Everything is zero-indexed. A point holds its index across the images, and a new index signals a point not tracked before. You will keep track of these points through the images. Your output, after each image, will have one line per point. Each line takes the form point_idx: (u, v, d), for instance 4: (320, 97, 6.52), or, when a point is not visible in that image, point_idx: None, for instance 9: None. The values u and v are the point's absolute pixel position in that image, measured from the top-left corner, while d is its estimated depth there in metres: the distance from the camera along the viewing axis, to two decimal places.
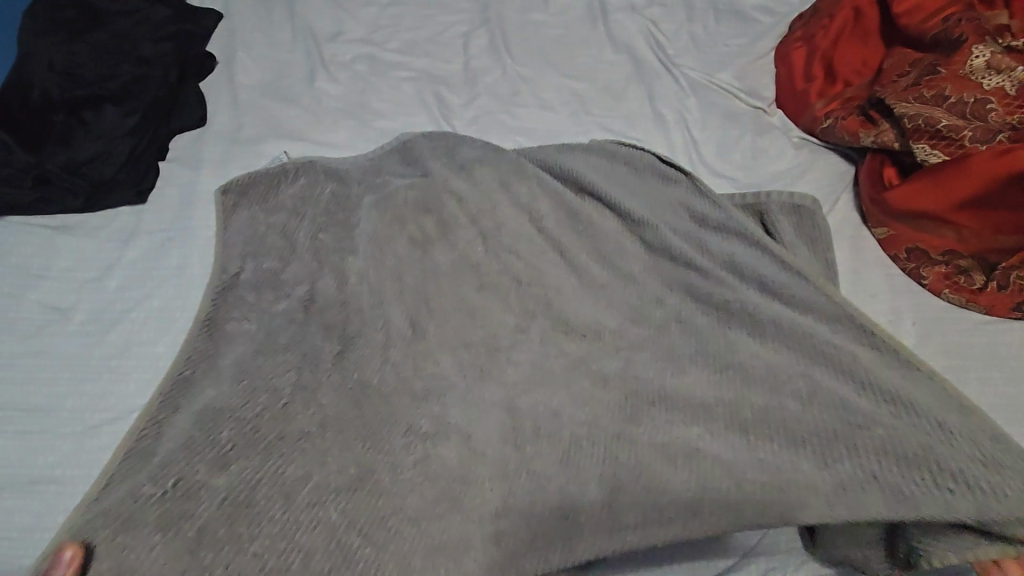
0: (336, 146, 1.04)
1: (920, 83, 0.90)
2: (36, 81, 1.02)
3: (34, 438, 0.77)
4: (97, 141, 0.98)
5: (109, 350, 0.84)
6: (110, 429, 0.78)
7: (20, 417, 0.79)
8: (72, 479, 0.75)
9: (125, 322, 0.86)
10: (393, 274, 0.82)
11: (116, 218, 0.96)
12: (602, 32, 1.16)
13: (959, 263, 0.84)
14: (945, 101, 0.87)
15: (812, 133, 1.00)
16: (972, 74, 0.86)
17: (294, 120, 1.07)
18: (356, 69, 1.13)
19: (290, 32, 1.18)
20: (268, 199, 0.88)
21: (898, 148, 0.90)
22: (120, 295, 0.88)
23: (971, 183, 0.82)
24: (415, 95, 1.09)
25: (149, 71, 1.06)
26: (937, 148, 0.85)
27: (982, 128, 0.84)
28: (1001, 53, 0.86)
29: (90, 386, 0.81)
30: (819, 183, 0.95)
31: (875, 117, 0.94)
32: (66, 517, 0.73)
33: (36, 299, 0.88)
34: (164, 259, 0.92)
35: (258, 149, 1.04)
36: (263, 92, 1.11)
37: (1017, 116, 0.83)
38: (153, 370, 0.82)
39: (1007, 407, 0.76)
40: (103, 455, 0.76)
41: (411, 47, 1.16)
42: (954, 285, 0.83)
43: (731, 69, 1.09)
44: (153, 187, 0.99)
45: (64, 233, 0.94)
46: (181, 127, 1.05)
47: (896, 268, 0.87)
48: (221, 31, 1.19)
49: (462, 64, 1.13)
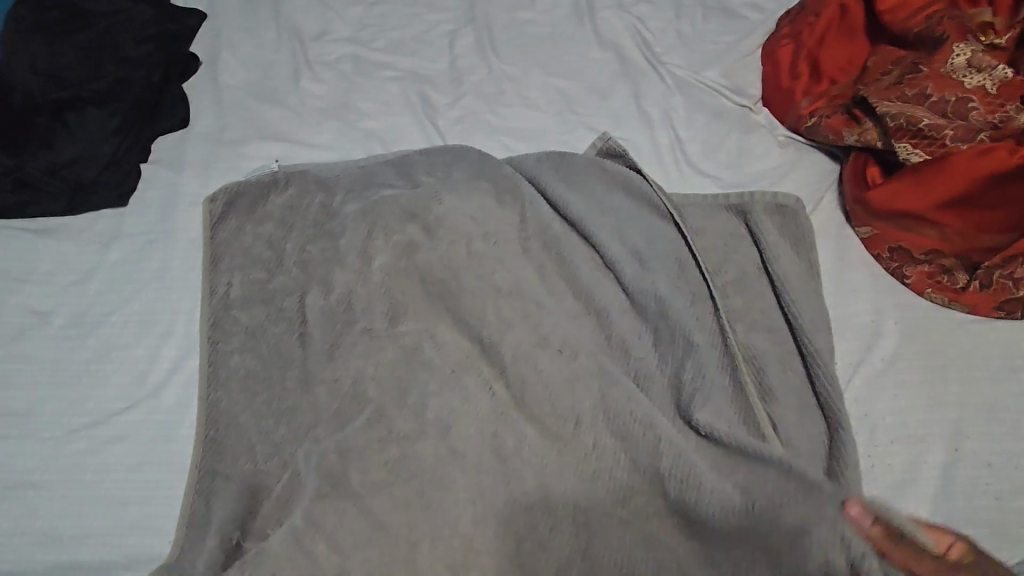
0: (320, 147, 1.03)
1: (902, 81, 0.89)
2: (18, 84, 1.02)
3: (14, 443, 0.77)
4: (79, 143, 0.98)
5: (90, 354, 0.84)
6: (89, 433, 0.78)
7: (0, 422, 0.79)
8: (52, 483, 0.75)
9: (106, 326, 0.86)
10: (375, 283, 0.83)
11: (98, 221, 0.96)
12: (588, 30, 1.15)
13: (942, 262, 0.84)
14: (927, 99, 0.87)
15: (797, 131, 0.99)
16: (954, 73, 0.86)
17: (278, 121, 1.07)
18: (341, 69, 1.12)
19: (275, 32, 1.18)
20: (255, 209, 0.92)
21: (881, 146, 0.89)
22: (101, 298, 0.88)
23: (953, 180, 0.82)
24: (400, 95, 1.09)
25: (131, 71, 1.06)
26: (919, 147, 0.85)
27: (963, 127, 0.83)
28: (982, 51, 0.86)
29: (70, 390, 0.81)
30: (803, 182, 0.95)
31: (859, 115, 0.93)
32: (46, 521, 0.73)
33: (17, 302, 0.88)
34: (146, 262, 0.92)
35: (241, 150, 1.03)
36: (247, 92, 1.11)
37: (999, 115, 0.82)
38: (134, 374, 0.82)
39: (987, 407, 0.75)
40: (82, 460, 0.76)
41: (396, 46, 1.15)
42: (936, 284, 0.83)
43: (717, 66, 1.08)
44: (136, 189, 0.99)
45: (45, 236, 0.94)
46: (165, 129, 1.05)
47: (879, 267, 0.87)
48: (205, 31, 1.18)
49: (447, 63, 1.13)
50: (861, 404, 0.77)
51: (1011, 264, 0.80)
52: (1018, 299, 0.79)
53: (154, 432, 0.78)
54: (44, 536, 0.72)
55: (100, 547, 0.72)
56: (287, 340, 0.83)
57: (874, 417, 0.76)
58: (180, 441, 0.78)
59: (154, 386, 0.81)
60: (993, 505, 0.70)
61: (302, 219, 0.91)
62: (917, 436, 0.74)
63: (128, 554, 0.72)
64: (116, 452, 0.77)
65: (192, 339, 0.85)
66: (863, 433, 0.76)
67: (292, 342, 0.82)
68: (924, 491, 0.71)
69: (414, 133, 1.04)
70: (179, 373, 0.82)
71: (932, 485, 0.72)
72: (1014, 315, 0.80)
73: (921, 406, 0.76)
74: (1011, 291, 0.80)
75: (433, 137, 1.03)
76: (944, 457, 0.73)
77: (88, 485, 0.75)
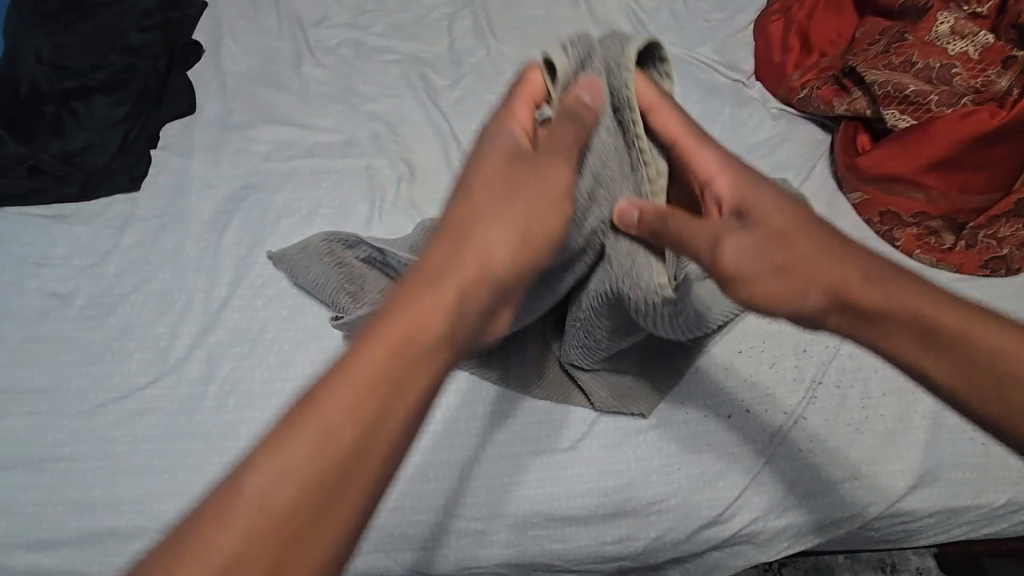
0: (326, 130, 1.06)
1: (889, 50, 0.93)
2: (26, 74, 1.04)
3: (43, 420, 0.80)
4: (89, 131, 1.00)
5: (110, 332, 0.86)
6: (117, 407, 0.81)
7: (27, 400, 0.81)
8: (83, 454, 0.78)
9: (126, 305, 0.89)
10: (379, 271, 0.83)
11: (112, 206, 0.98)
12: (584, 10, 1.17)
13: (930, 224, 0.89)
14: (913, 66, 0.91)
15: (790, 104, 1.03)
16: (937, 40, 0.90)
17: (283, 104, 1.09)
18: (342, 53, 1.14)
19: (275, 17, 1.20)
20: (274, 196, 0.99)
21: (870, 114, 0.94)
22: (119, 281, 0.91)
23: (945, 142, 0.86)
24: (403, 78, 1.11)
25: (137, 59, 1.08)
26: (907, 113, 0.90)
27: (947, 92, 0.88)
28: (966, 18, 0.90)
29: (93, 368, 0.84)
30: (795, 152, 0.99)
31: (848, 86, 0.98)
32: (77, 491, 0.76)
33: (36, 286, 0.90)
34: (161, 245, 0.94)
35: (249, 132, 1.05)
36: (251, 77, 1.12)
37: (981, 79, 0.87)
38: (155, 351, 0.85)
39: None
40: (110, 433, 0.79)
41: (395, 30, 1.17)
42: (925, 246, 0.87)
43: (710, 42, 1.11)
44: (146, 174, 1.01)
45: (59, 221, 0.96)
46: (171, 115, 1.07)
47: (871, 232, 0.90)
48: (207, 18, 1.20)
49: (447, 46, 1.15)
50: (853, 365, 0.80)
51: (994, 224, 0.86)
52: (1002, 257, 0.84)
53: (177, 405, 0.81)
54: (80, 504, 0.75)
55: (132, 512, 0.74)
56: (310, 318, 0.86)
57: (867, 370, 0.79)
58: (202, 412, 0.80)
59: (175, 360, 0.84)
60: (979, 449, 0.75)
61: (323, 210, 0.97)
62: (907, 391, 0.78)
63: (160, 518, 0.74)
64: (141, 424, 0.80)
65: (210, 316, 0.87)
66: (857, 390, 0.79)
67: (315, 322, 0.86)
68: (910, 437, 0.75)
69: (417, 114, 1.07)
70: (199, 347, 0.85)
71: (922, 433, 0.76)
72: (998, 273, 0.84)
73: None
74: (995, 249, 0.85)
75: (436, 116, 1.06)
76: (931, 413, 0.77)
77: (118, 456, 0.78)
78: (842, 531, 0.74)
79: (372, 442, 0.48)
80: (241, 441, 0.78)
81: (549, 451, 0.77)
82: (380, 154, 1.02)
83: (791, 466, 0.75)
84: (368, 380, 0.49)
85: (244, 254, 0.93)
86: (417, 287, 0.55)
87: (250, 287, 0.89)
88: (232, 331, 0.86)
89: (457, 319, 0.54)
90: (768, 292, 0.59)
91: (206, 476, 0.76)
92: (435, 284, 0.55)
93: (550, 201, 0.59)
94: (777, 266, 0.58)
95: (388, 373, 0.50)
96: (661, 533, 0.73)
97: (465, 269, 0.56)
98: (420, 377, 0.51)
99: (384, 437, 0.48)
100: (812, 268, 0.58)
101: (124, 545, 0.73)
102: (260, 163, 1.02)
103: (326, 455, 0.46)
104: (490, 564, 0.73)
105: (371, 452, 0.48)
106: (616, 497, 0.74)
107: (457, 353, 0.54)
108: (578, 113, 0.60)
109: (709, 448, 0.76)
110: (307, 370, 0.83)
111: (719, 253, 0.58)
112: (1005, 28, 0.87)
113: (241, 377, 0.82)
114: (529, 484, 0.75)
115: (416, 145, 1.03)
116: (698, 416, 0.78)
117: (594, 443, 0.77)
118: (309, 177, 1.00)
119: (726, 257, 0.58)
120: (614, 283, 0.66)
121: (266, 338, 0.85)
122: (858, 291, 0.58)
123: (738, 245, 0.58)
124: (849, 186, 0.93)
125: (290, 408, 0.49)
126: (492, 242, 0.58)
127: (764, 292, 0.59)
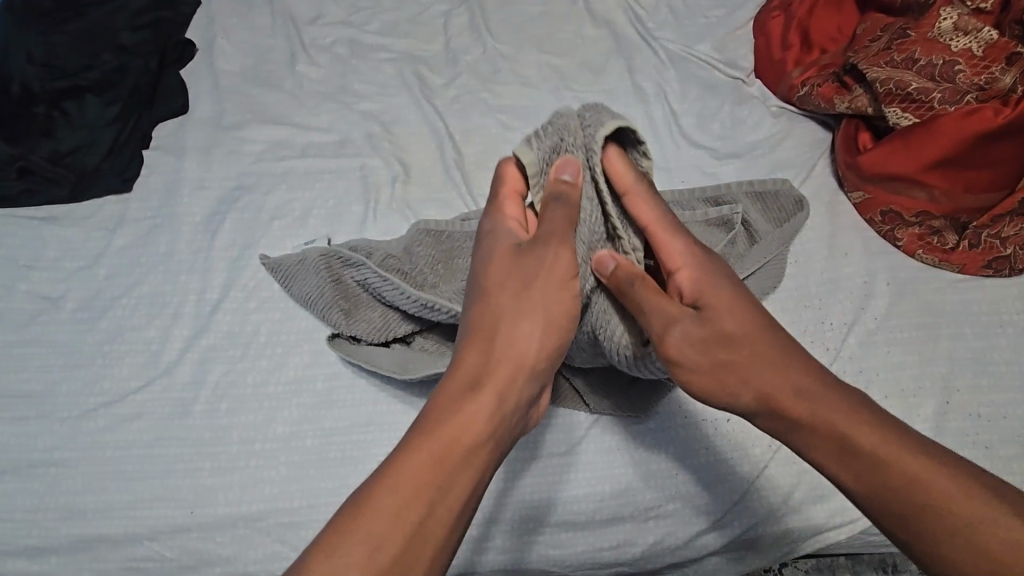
0: (319, 129, 1.04)
1: (891, 47, 0.92)
2: (16, 74, 1.02)
3: (33, 424, 0.79)
4: (80, 131, 0.99)
5: (101, 335, 0.85)
6: (108, 412, 0.80)
7: (17, 405, 0.80)
8: (73, 460, 0.77)
9: (117, 307, 0.87)
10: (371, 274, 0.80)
11: (104, 207, 0.97)
12: (581, 7, 1.16)
13: (932, 224, 0.87)
14: (914, 64, 0.89)
15: (790, 102, 1.02)
16: (940, 36, 0.89)
17: (277, 104, 1.07)
18: (336, 52, 1.13)
19: (269, 15, 1.18)
20: (267, 196, 0.97)
21: (871, 112, 0.93)
22: (110, 283, 0.90)
23: (948, 140, 0.85)
24: (398, 76, 1.10)
25: (128, 58, 1.06)
26: (908, 111, 0.88)
27: (950, 89, 0.87)
28: (969, 14, 0.87)
29: (84, 371, 0.83)
30: (796, 150, 0.97)
31: (849, 83, 0.97)
32: (67, 497, 0.75)
33: (27, 288, 0.89)
34: (153, 247, 0.93)
35: (242, 131, 1.04)
36: (244, 77, 1.11)
37: (985, 76, 0.85)
38: (146, 355, 0.84)
39: (972, 362, 0.78)
40: (101, 437, 0.78)
41: (390, 28, 1.16)
42: (928, 246, 0.86)
43: (709, 39, 1.10)
44: (139, 174, 1.00)
45: (50, 223, 0.95)
46: (164, 115, 1.06)
47: (872, 231, 0.90)
48: (200, 16, 1.18)
49: (443, 44, 1.14)
50: (855, 368, 0.79)
51: (998, 223, 0.84)
52: (1005, 256, 0.83)
53: (169, 410, 0.80)
54: (70, 510, 0.74)
55: (123, 518, 0.73)
56: (303, 321, 0.85)
57: (868, 372, 0.78)
58: (193, 416, 0.79)
59: (166, 364, 0.83)
60: (983, 453, 0.74)
61: (317, 210, 0.96)
62: (909, 394, 0.77)
63: (151, 525, 0.73)
64: (132, 428, 0.79)
65: (202, 319, 0.86)
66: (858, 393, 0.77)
67: (309, 325, 0.85)
68: None
69: (412, 113, 1.05)
70: (191, 351, 0.84)
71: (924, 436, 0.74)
72: (1002, 272, 0.84)
73: (909, 357, 0.79)
74: (998, 249, 0.84)
75: (431, 115, 1.05)
76: (933, 416, 0.76)
77: (108, 461, 0.77)
78: (843, 536, 0.73)
79: (418, 542, 0.53)
80: (233, 445, 0.77)
81: (546, 456, 0.76)
82: (374, 154, 1.01)
83: (791, 470, 0.74)
84: (417, 485, 0.55)
85: (237, 255, 0.92)
86: (456, 391, 0.61)
87: (243, 289, 0.88)
88: (224, 334, 0.85)
89: (498, 420, 0.60)
90: (702, 382, 0.62)
91: (197, 482, 0.75)
92: (474, 388, 0.61)
93: (563, 287, 0.65)
94: (714, 362, 0.61)
95: (435, 477, 0.56)
96: (659, 538, 0.72)
97: (499, 365, 0.63)
98: (467, 474, 0.57)
99: (432, 538, 0.54)
100: (749, 372, 0.61)
101: (114, 552, 0.72)
102: (253, 163, 1.01)
103: (381, 555, 0.51)
104: (486, 570, 0.73)
105: (424, 548, 0.53)
106: (614, 502, 0.73)
107: (500, 445, 0.60)
108: (562, 193, 0.63)
109: (708, 452, 0.75)
110: (300, 373, 0.82)
111: (663, 336, 0.61)
112: (1008, 24, 0.85)
113: (233, 381, 0.81)
114: (526, 490, 0.74)
115: (411, 144, 1.02)
116: (697, 418, 0.77)
117: (591, 446, 0.76)
118: (303, 178, 0.99)
119: (669, 342, 0.61)
120: (589, 329, 0.69)
121: (259, 341, 0.84)
122: (787, 402, 0.59)
123: (678, 332, 0.62)
124: (852, 186, 0.91)
125: (347, 509, 0.54)
126: (521, 337, 0.64)
127: (700, 383, 0.62)
